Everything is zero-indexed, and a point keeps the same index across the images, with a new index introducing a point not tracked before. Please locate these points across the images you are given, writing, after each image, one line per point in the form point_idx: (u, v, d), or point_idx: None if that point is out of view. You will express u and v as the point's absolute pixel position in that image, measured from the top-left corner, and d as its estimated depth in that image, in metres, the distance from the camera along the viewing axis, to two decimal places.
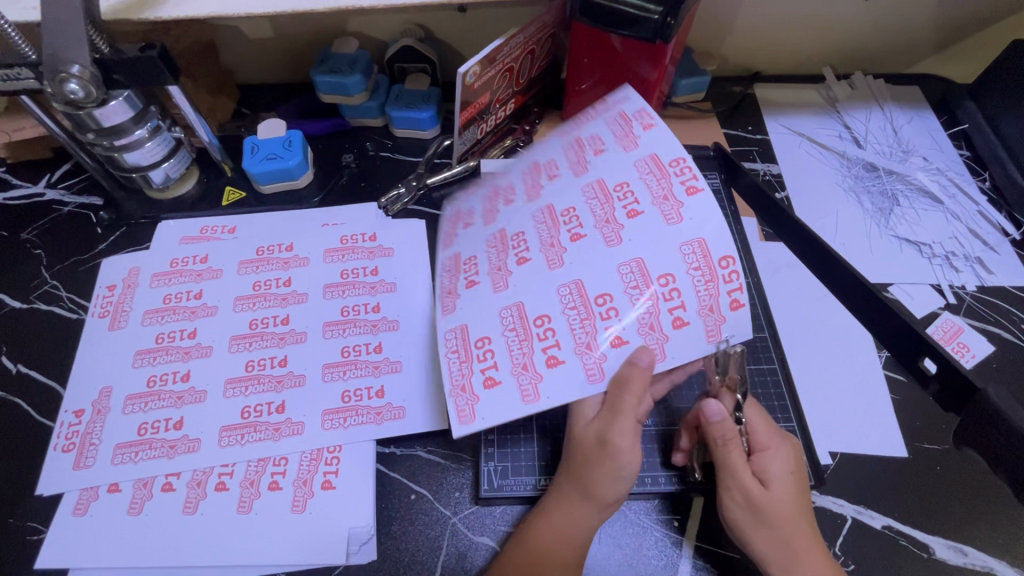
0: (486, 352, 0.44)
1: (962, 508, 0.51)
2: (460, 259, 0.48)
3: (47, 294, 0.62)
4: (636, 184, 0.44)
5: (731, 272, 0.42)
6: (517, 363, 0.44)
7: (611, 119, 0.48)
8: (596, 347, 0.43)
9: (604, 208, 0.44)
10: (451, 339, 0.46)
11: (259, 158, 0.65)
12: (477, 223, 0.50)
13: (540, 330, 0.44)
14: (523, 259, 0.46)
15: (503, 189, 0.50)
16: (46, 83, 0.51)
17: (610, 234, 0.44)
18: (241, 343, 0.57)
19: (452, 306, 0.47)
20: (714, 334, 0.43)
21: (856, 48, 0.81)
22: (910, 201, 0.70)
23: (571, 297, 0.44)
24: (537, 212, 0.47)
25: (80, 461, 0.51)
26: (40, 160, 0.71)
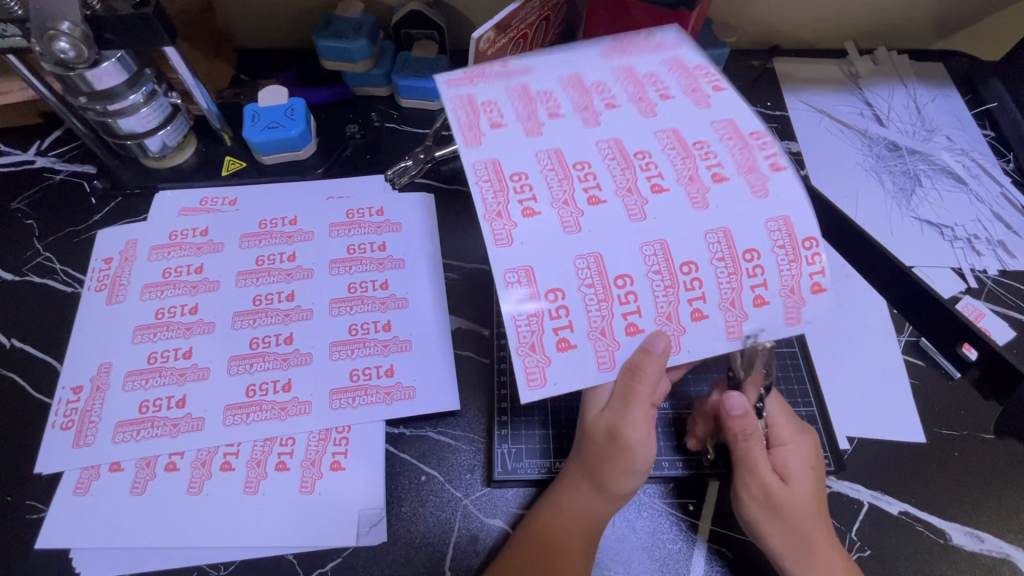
0: (557, 309, 0.39)
1: (980, 495, 0.50)
2: (500, 166, 0.41)
3: (41, 267, 0.59)
4: (718, 145, 0.43)
5: (814, 254, 0.40)
6: (592, 329, 0.40)
7: (677, 71, 0.47)
8: (676, 317, 0.40)
9: (685, 163, 0.42)
10: (512, 276, 0.39)
11: (260, 127, 0.62)
12: (511, 121, 0.43)
13: (618, 293, 0.40)
14: (592, 198, 0.41)
15: (538, 95, 0.45)
16: (34, 42, 0.48)
17: (694, 194, 0.41)
18: (244, 320, 0.55)
19: (512, 239, 0.39)
20: (793, 317, 0.41)
21: (881, 21, 0.78)
22: (933, 181, 0.68)
23: (656, 261, 0.40)
24: (598, 141, 0.43)
25: (79, 439, 0.49)
26: (29, 125, 0.68)
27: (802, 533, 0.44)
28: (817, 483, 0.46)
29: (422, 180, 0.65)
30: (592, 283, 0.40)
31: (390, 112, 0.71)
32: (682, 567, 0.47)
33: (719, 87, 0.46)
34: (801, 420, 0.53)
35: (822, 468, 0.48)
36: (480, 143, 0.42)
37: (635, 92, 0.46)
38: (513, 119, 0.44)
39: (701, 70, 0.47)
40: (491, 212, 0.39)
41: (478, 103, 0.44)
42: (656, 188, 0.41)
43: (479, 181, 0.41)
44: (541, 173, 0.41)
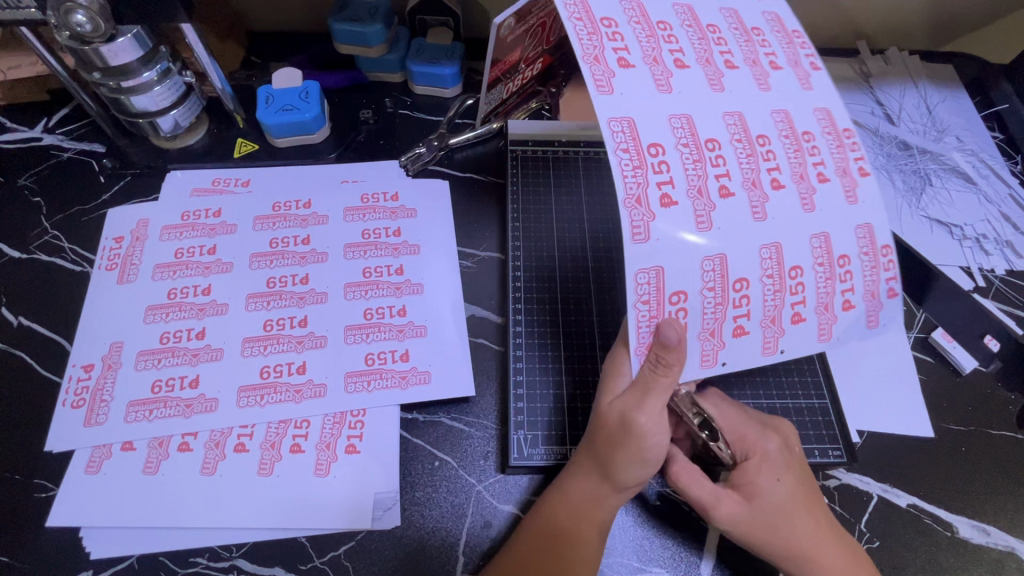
0: (676, 304, 0.42)
1: (987, 488, 0.51)
2: (638, 127, 0.41)
3: (49, 245, 0.59)
4: (820, 135, 0.45)
5: (891, 261, 0.45)
6: (704, 327, 0.43)
7: (784, 37, 0.48)
8: (779, 321, 0.44)
9: (794, 157, 0.44)
10: (642, 280, 0.41)
11: (274, 109, 0.61)
12: (644, 67, 0.43)
13: (736, 297, 0.43)
14: (721, 187, 0.42)
15: (661, 34, 0.45)
16: (50, 14, 0.47)
17: (805, 196, 0.44)
18: (259, 302, 0.54)
19: (649, 233, 0.40)
20: (875, 320, 0.46)
21: (892, 21, 0.78)
22: (944, 181, 0.69)
23: (770, 264, 0.43)
24: (720, 111, 0.44)
25: (91, 418, 0.48)
26: (35, 101, 0.67)
27: (786, 550, 0.44)
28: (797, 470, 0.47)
29: (436, 167, 0.65)
30: (713, 282, 0.42)
31: (404, 98, 0.70)
32: (693, 556, 0.48)
33: (815, 65, 0.47)
34: (815, 411, 0.53)
35: (797, 462, 0.47)
36: (613, 91, 0.41)
37: (749, 53, 0.46)
38: (644, 66, 0.43)
39: (796, 35, 0.48)
40: (632, 198, 0.40)
41: (596, 18, 0.44)
42: (773, 182, 0.43)
43: (617, 150, 0.40)
44: (675, 142, 0.42)
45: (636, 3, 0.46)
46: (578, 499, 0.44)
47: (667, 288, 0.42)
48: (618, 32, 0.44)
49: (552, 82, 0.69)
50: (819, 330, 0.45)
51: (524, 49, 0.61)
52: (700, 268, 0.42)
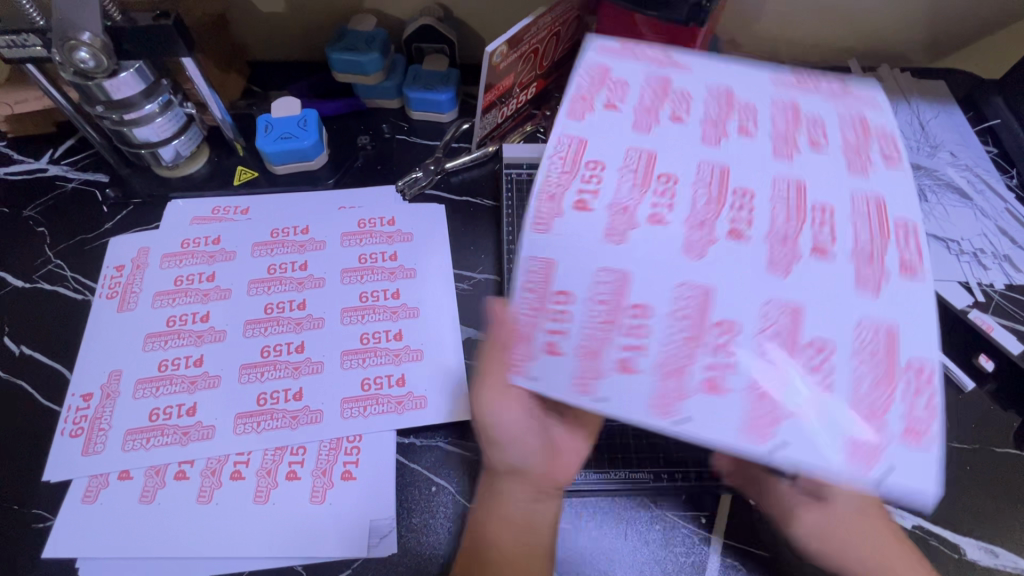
0: (551, 323, 0.38)
1: (994, 509, 0.50)
2: (587, 147, 0.42)
3: (52, 274, 0.60)
4: (844, 217, 0.39)
5: (923, 381, 0.36)
6: (581, 345, 0.37)
7: (843, 113, 0.44)
8: (771, 420, 0.35)
9: (795, 221, 0.39)
10: (556, 302, 0.38)
11: (273, 137, 0.63)
12: (630, 109, 0.43)
13: (628, 324, 0.37)
14: (656, 217, 0.39)
15: (672, 86, 0.44)
16: (55, 51, 0.48)
17: (781, 261, 0.38)
18: (256, 328, 0.55)
19: (545, 266, 0.38)
20: (915, 432, 0.35)
21: (882, 40, 0.79)
22: (939, 197, 0.69)
23: (775, 334, 0.36)
24: (707, 159, 0.41)
25: (89, 447, 0.49)
26: (42, 134, 0.68)
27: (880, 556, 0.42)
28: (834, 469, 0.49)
29: (432, 191, 0.66)
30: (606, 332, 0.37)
31: (401, 124, 0.72)
32: None
33: (874, 140, 0.43)
34: None
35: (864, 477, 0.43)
36: (580, 122, 0.42)
37: (806, 122, 0.43)
38: (632, 111, 0.43)
39: (881, 137, 0.43)
40: (588, 196, 0.40)
41: (609, 78, 0.44)
42: (765, 224, 0.39)
43: (551, 164, 0.41)
44: (622, 175, 0.41)
45: (657, 51, 0.47)
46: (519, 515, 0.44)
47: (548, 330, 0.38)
48: (614, 76, 0.44)
49: (546, 106, 0.73)
50: (849, 437, 0.34)
51: (517, 74, 0.63)
52: (581, 306, 0.38)
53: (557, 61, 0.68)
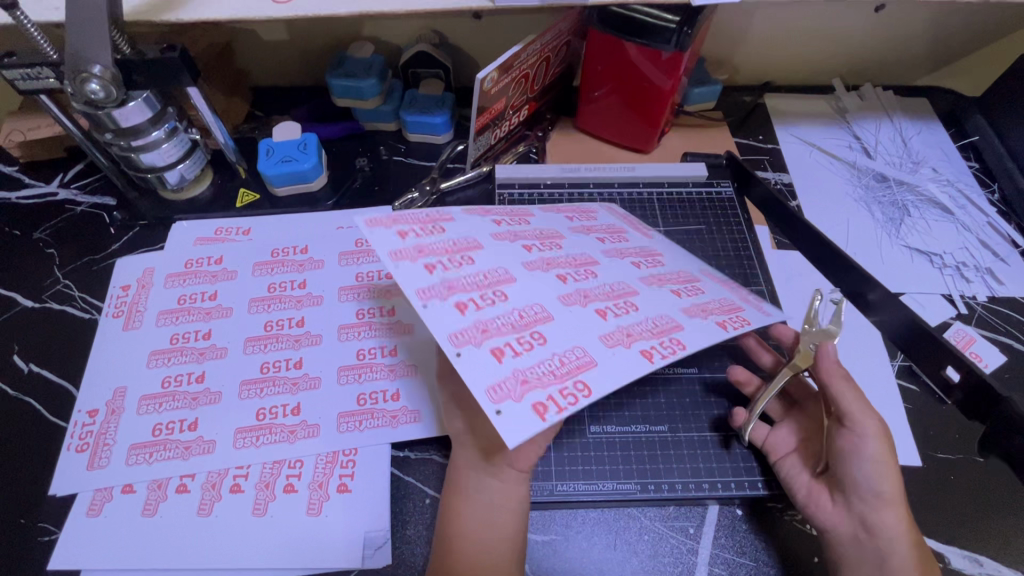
0: (428, 266, 0.41)
1: (977, 518, 0.51)
2: (455, 240, 0.44)
3: (60, 294, 0.62)
4: (642, 315, 0.45)
5: (679, 343, 0.43)
6: (484, 320, 0.40)
7: (722, 287, 0.54)
8: (516, 401, 0.36)
9: (604, 295, 0.46)
10: (435, 264, 0.42)
11: (274, 160, 0.65)
12: (561, 223, 0.55)
13: (529, 335, 0.40)
14: (561, 275, 0.46)
15: (590, 221, 0.58)
16: (68, 83, 0.50)
17: (576, 386, 0.38)
18: (256, 345, 0.56)
19: (466, 257, 0.43)
20: (649, 354, 0.41)
21: (865, 60, 0.82)
22: (921, 212, 0.71)
23: (573, 358, 0.40)
24: (580, 254, 0.51)
25: (94, 462, 0.50)
26: (53, 159, 0.71)
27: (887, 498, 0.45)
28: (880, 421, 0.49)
29: None
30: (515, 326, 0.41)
31: (398, 146, 0.74)
32: None
33: (693, 289, 0.52)
34: None
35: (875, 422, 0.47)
36: (541, 211, 0.56)
37: (653, 270, 0.53)
38: (566, 230, 0.54)
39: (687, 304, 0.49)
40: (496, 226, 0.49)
41: (428, 219, 0.45)
42: (584, 288, 0.46)
43: (495, 208, 0.52)
44: (523, 234, 0.50)
45: (591, 209, 0.62)
46: (475, 528, 0.44)
47: (437, 280, 0.40)
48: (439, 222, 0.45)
49: (538, 127, 0.76)
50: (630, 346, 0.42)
51: (509, 98, 0.65)
52: (510, 310, 0.41)
53: (548, 84, 0.71)
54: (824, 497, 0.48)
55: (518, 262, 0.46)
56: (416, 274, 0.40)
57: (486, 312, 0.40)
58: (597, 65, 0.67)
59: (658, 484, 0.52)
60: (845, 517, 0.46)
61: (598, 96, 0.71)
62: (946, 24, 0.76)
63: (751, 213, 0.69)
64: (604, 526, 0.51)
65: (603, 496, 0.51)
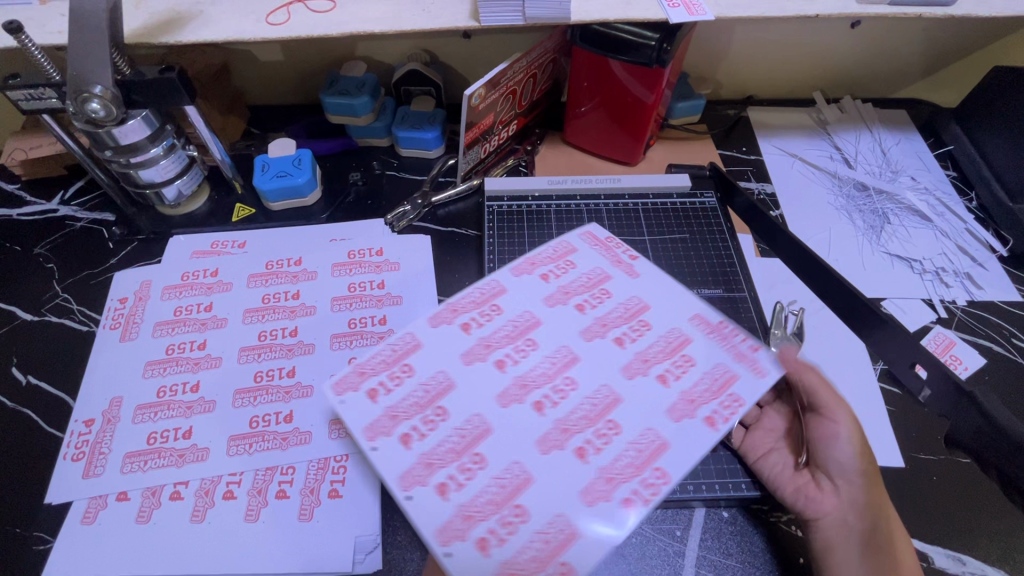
0: (374, 394, 0.46)
1: (959, 517, 0.52)
2: (411, 351, 0.48)
3: (59, 307, 0.63)
4: (623, 441, 0.44)
5: (658, 478, 0.43)
6: (427, 453, 0.43)
7: (716, 342, 0.50)
8: (473, 518, 0.41)
9: (586, 420, 0.45)
10: (381, 390, 0.46)
11: (269, 176, 0.67)
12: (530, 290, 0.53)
13: (469, 460, 0.43)
14: (538, 403, 0.46)
15: (561, 270, 0.55)
16: (69, 103, 0.52)
17: (514, 514, 0.41)
18: (250, 355, 0.58)
19: (407, 368, 0.47)
20: (592, 498, 0.42)
21: (844, 74, 0.84)
22: (901, 219, 0.73)
23: (508, 479, 0.43)
24: (557, 348, 0.49)
25: (89, 470, 0.51)
26: (54, 176, 0.73)
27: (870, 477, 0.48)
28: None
29: (420, 224, 0.70)
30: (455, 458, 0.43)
31: (390, 161, 0.76)
32: None
33: (687, 362, 0.49)
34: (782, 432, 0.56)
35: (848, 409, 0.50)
36: (514, 280, 0.53)
37: (646, 340, 0.50)
38: (541, 305, 0.52)
39: (683, 402, 0.46)
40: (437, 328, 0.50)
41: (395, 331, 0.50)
42: (562, 417, 0.45)
43: (466, 301, 0.52)
44: (481, 337, 0.49)
45: (569, 245, 0.57)
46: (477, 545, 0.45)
47: (388, 407, 0.46)
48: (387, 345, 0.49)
49: (526, 142, 0.78)
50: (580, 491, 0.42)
51: (497, 113, 0.67)
52: (446, 435, 0.44)
53: (535, 99, 0.73)
54: (812, 489, 0.49)
55: (457, 358, 0.48)
56: (351, 403, 0.46)
57: (422, 445, 0.44)
58: (583, 82, 0.70)
59: None
60: (834, 505, 0.48)
61: (585, 111, 0.73)
62: (920, 39, 0.79)
63: (734, 222, 0.71)
64: None
65: None
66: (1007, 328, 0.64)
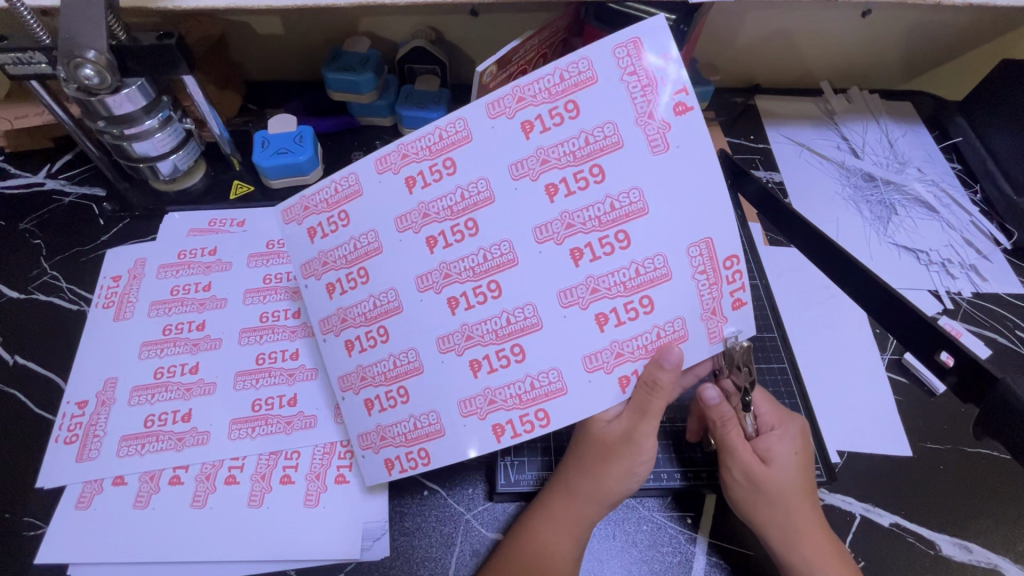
0: (409, 182, 0.44)
1: (965, 506, 0.52)
2: (462, 142, 0.43)
3: (47, 285, 0.60)
4: (651, 321, 0.44)
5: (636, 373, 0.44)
6: (447, 263, 0.44)
7: (699, 283, 0.43)
8: (463, 348, 0.45)
9: (622, 288, 0.43)
10: (411, 180, 0.44)
11: (270, 152, 0.64)
12: (624, 114, 0.41)
13: (486, 285, 0.44)
14: (454, 300, 0.45)
15: (647, 108, 0.41)
16: (60, 67, 0.49)
17: (515, 350, 0.44)
18: (252, 336, 0.56)
19: (472, 226, 0.44)
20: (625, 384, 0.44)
21: (852, 64, 0.84)
22: (907, 211, 0.73)
23: (516, 317, 0.44)
24: (620, 194, 0.42)
25: (83, 453, 0.49)
26: (39, 149, 0.69)
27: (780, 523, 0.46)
28: (790, 471, 0.47)
29: None
30: (379, 294, 0.46)
31: (394, 141, 0.74)
32: None
33: (649, 305, 0.43)
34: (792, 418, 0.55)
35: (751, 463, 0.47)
36: (607, 67, 0.41)
37: (611, 263, 0.43)
38: (632, 133, 0.41)
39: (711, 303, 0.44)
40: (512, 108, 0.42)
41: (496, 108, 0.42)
42: (493, 387, 0.45)
43: (540, 88, 0.41)
44: (586, 129, 0.41)
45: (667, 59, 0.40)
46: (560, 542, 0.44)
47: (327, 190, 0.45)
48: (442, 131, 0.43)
49: None
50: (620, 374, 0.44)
51: None
52: (364, 296, 0.46)
53: None
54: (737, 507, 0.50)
55: (503, 167, 0.42)
56: (383, 185, 0.44)
57: (363, 358, 0.47)
58: None
59: (657, 473, 0.52)
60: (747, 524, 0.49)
61: None
62: (930, 29, 0.79)
63: (744, 209, 0.71)
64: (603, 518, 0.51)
65: None
66: (1012, 320, 0.64)
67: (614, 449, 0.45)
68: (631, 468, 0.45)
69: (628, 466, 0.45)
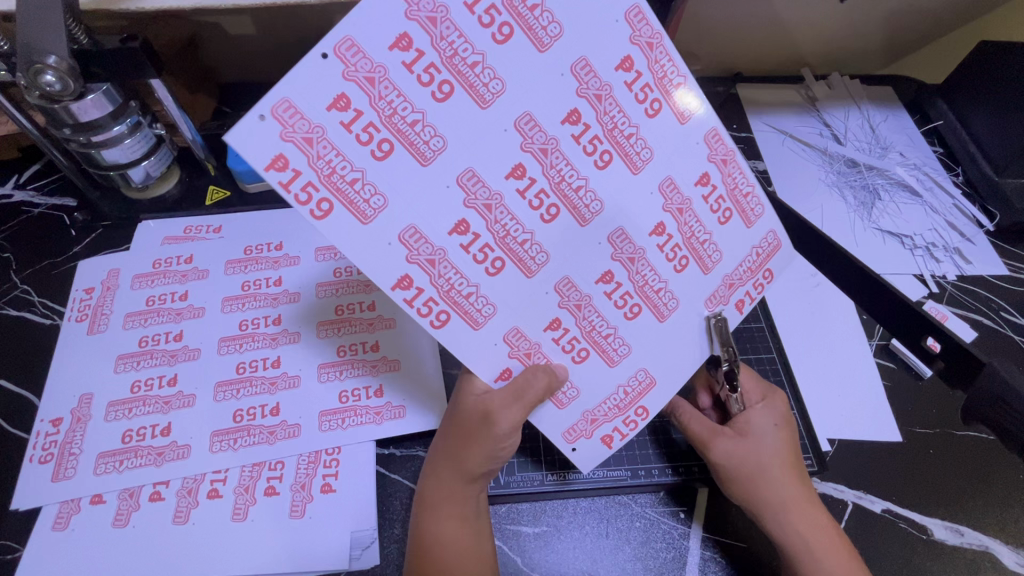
0: (497, 33, 0.36)
1: (956, 489, 0.52)
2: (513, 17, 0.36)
3: (17, 300, 0.58)
4: (564, 354, 0.44)
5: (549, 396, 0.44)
6: (428, 119, 0.36)
7: (618, 393, 0.46)
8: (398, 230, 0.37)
9: (566, 290, 0.43)
10: (502, 31, 0.36)
11: (245, 156, 0.63)
12: (698, 202, 0.44)
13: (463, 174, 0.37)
14: (416, 156, 0.36)
15: (700, 231, 0.45)
16: (20, 75, 0.47)
17: (422, 251, 0.38)
18: (231, 345, 0.54)
19: (484, 99, 0.37)
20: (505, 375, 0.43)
21: (832, 50, 0.84)
22: (890, 195, 0.73)
23: (454, 224, 0.38)
24: (594, 192, 0.41)
25: (59, 472, 0.48)
26: (6, 160, 0.67)
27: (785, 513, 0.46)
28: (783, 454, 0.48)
29: None
30: (380, 106, 0.35)
31: None
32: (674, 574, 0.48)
33: (583, 357, 0.45)
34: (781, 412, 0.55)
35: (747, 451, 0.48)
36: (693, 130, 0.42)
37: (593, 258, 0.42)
38: (670, 201, 0.43)
39: (627, 405, 0.47)
40: (633, 81, 0.39)
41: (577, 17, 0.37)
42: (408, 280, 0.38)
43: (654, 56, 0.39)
44: (647, 161, 0.42)
45: (776, 244, 0.48)
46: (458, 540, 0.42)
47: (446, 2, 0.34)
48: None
49: None
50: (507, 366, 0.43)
51: None
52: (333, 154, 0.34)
53: None
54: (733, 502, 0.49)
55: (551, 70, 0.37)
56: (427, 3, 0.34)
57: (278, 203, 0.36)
58: None
59: (647, 469, 0.52)
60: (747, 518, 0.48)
61: None
62: (905, 14, 0.79)
63: None
64: (596, 516, 0.50)
65: (591, 484, 0.51)
66: (996, 302, 0.64)
67: (475, 431, 0.43)
68: (495, 450, 0.44)
69: (489, 446, 0.43)
